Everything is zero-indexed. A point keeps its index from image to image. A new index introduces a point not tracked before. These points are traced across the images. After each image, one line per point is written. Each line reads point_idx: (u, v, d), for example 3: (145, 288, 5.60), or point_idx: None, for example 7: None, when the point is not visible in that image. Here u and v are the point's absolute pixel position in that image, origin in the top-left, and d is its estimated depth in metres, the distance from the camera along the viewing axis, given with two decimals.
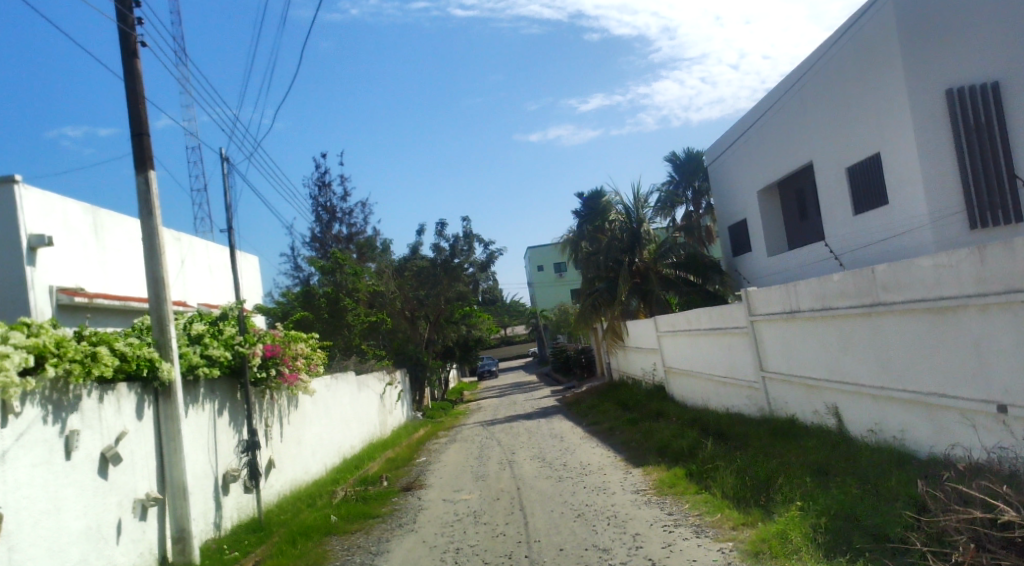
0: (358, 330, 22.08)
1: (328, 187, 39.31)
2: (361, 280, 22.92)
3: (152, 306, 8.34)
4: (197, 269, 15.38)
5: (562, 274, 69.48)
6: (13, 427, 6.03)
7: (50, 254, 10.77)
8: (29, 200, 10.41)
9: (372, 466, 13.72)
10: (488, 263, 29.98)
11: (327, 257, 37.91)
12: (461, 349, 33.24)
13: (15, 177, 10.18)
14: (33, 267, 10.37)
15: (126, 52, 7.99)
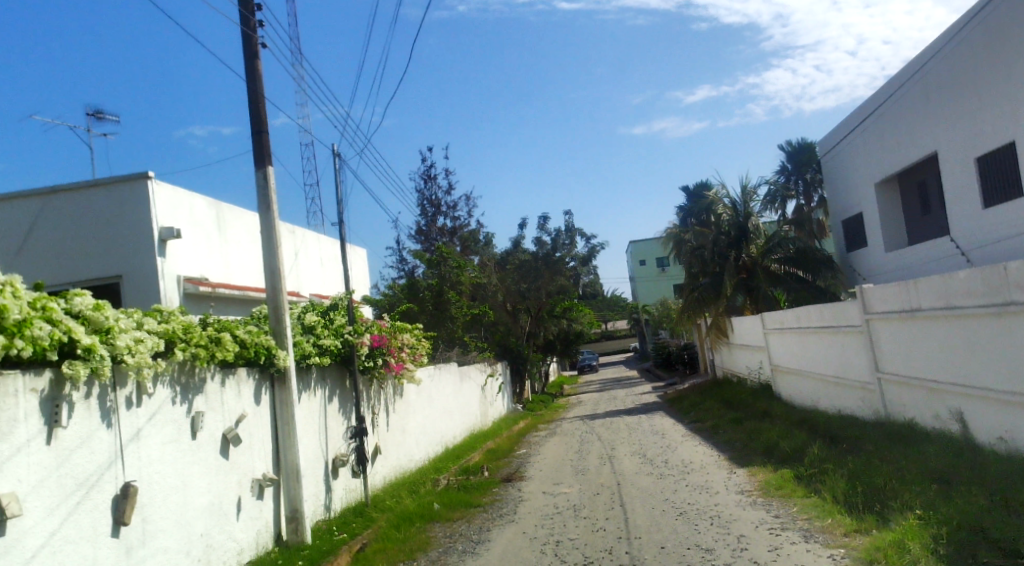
0: (461, 321, 22.44)
1: (433, 181, 40.09)
2: (465, 273, 23.33)
3: (269, 297, 8.74)
4: (309, 261, 16.02)
5: (665, 268, 68.56)
6: (145, 408, 7.07)
7: (178, 246, 11.46)
8: (160, 196, 11.08)
9: (473, 456, 13.96)
10: (588, 256, 29.78)
11: (431, 249, 38.70)
12: (561, 343, 33.24)
13: (149, 173, 10.86)
14: (164, 257, 11.08)
15: (248, 54, 8.37)
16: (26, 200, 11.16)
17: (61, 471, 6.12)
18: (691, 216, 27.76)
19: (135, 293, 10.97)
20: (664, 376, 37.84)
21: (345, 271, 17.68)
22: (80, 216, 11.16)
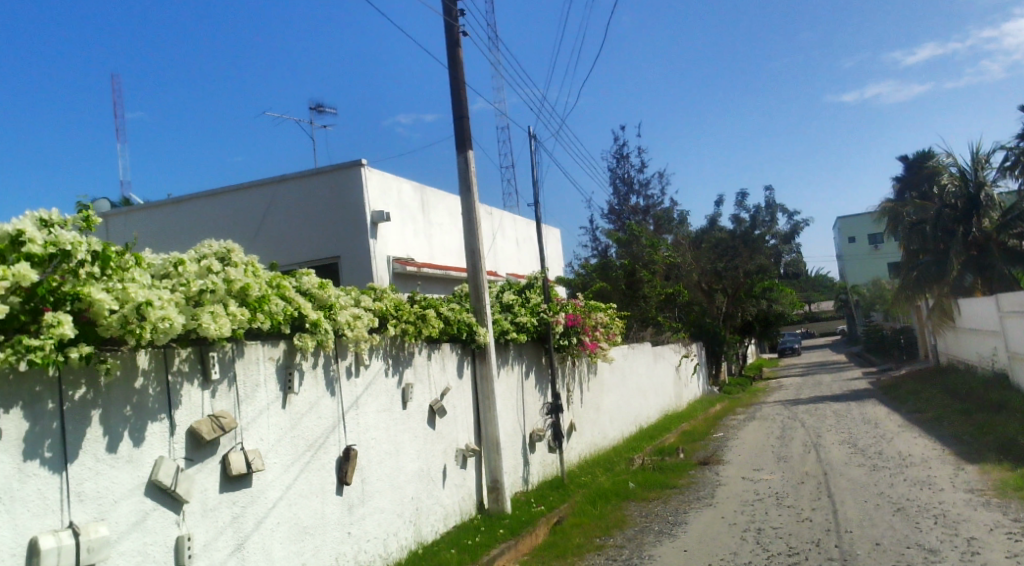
0: (655, 302, 22.19)
1: (625, 159, 39.64)
2: (658, 252, 22.98)
3: (470, 276, 9.15)
4: (506, 242, 16.54)
5: (879, 246, 63.80)
6: (362, 378, 8.03)
7: (388, 229, 12.27)
8: (371, 182, 11.90)
9: (668, 437, 13.84)
10: (793, 234, 29.97)
11: (623, 229, 38.46)
12: (761, 324, 31.84)
13: (362, 160, 11.65)
14: (376, 239, 11.93)
15: (451, 42, 8.72)
16: (258, 189, 12.39)
17: (294, 432, 7.26)
18: (910, 188, 25.40)
19: (352, 272, 11.89)
20: (875, 361, 35.14)
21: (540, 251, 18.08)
22: (302, 202, 12.19)
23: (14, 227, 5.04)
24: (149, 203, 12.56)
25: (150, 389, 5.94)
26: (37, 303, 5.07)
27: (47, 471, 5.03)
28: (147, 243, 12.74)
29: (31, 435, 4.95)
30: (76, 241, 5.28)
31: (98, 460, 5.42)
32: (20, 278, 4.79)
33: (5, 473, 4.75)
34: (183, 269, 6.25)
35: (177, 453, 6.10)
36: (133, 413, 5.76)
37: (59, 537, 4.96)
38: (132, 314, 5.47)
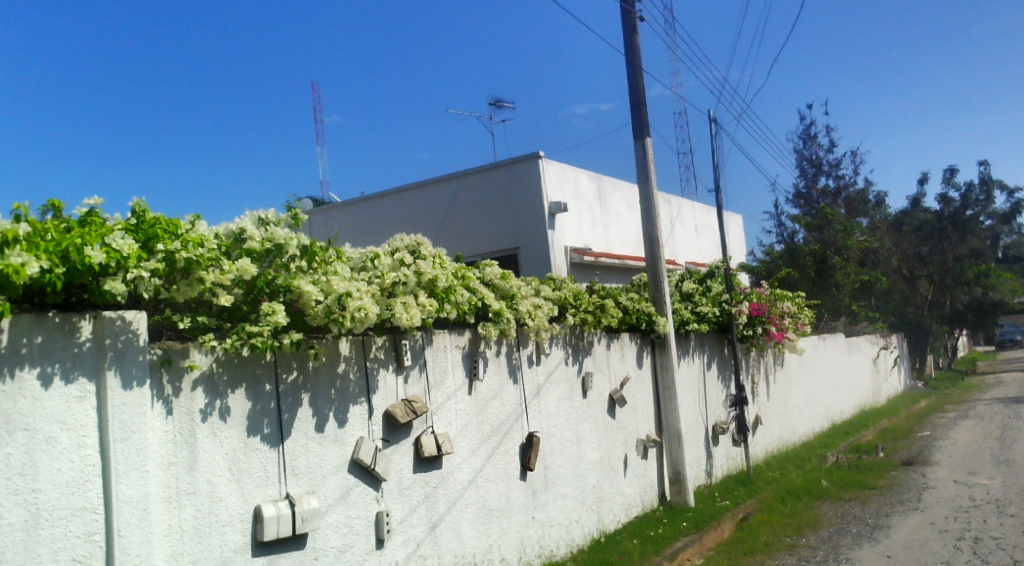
0: (848, 290, 20.85)
1: (813, 139, 36.71)
2: (852, 236, 21.49)
3: (649, 265, 9.17)
4: (685, 229, 16.21)
5: None
6: (544, 366, 8.34)
7: (565, 219, 12.43)
8: (548, 173, 12.09)
9: (866, 434, 12.98)
10: (1012, 213, 27.05)
11: (811, 214, 35.98)
12: (974, 314, 29.00)
13: (540, 152, 11.80)
14: (554, 229, 12.11)
15: (628, 28, 8.63)
16: (441, 184, 12.95)
17: (481, 416, 7.69)
18: None
19: (531, 263, 12.15)
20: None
21: (721, 237, 17.54)
22: (482, 196, 12.58)
23: (238, 225, 5.89)
24: (345, 200, 13.51)
25: (351, 374, 6.60)
26: (256, 294, 5.87)
27: (267, 446, 5.81)
28: (343, 238, 13.76)
29: (253, 414, 5.75)
30: (288, 237, 6.01)
31: (309, 438, 6.14)
32: (242, 272, 5.63)
33: (234, 446, 5.58)
34: (379, 262, 6.91)
35: (376, 434, 6.72)
36: (337, 397, 6.44)
37: (278, 507, 5.72)
38: (335, 304, 6.16)
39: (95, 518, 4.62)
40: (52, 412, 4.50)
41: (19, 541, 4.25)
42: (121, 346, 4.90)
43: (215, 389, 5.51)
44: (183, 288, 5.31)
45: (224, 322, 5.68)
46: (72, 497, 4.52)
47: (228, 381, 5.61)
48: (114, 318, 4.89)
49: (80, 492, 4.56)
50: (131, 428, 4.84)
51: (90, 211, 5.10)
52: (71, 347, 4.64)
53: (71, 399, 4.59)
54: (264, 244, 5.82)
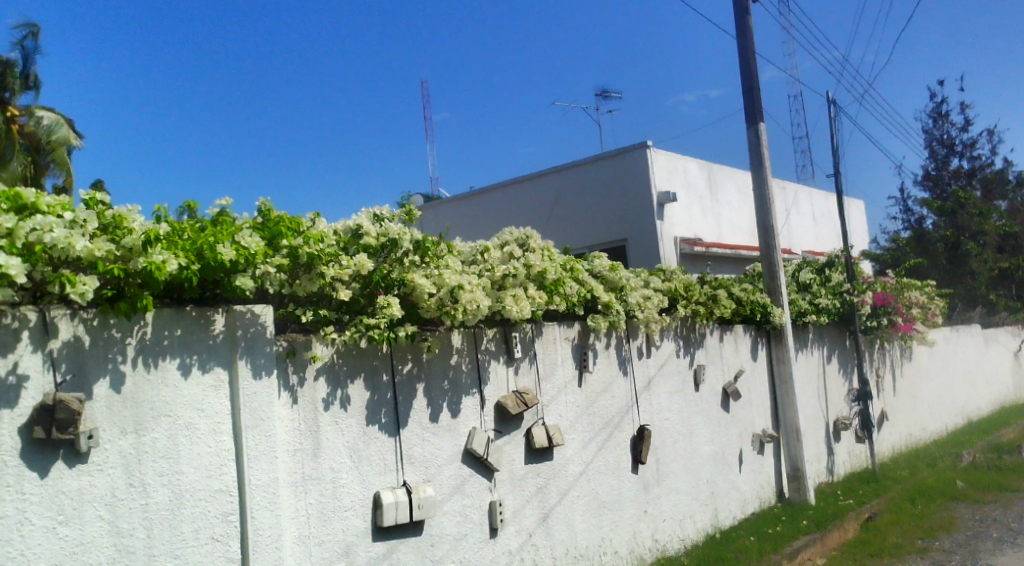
0: (986, 278, 19.50)
1: (943, 117, 34.07)
2: (990, 220, 20.02)
3: (763, 255, 9.16)
4: (802, 218, 15.63)
5: None
6: (654, 358, 8.39)
7: (674, 209, 12.21)
8: (656, 163, 11.92)
9: (1007, 433, 12.15)
10: None
11: (942, 198, 33.70)
12: None
13: (648, 142, 11.63)
14: (662, 220, 11.91)
15: (739, 11, 8.36)
16: (548, 177, 13.00)
17: (592, 409, 7.73)
18: None
19: (639, 254, 11.99)
20: None
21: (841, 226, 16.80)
22: (589, 187, 12.53)
23: (354, 222, 6.11)
24: (454, 195, 13.80)
25: (463, 366, 6.72)
26: (372, 288, 6.06)
27: (385, 435, 6.00)
28: (453, 233, 14.09)
29: (371, 403, 5.95)
30: (401, 233, 6.22)
31: (424, 428, 6.30)
32: (359, 266, 5.83)
33: (354, 434, 5.79)
34: (488, 256, 7.03)
35: (488, 424, 6.82)
36: (450, 388, 6.58)
37: (396, 494, 5.89)
38: (447, 297, 6.26)
39: (230, 500, 4.89)
40: (191, 400, 4.81)
41: (165, 519, 4.57)
42: (251, 337, 5.16)
43: (336, 379, 5.74)
44: (305, 283, 5.56)
45: (343, 314, 5.89)
46: (210, 479, 4.81)
47: (348, 372, 5.83)
48: (244, 311, 5.16)
49: (217, 475, 4.85)
50: (260, 416, 5.10)
51: (221, 210, 5.41)
52: (207, 339, 4.94)
53: (207, 388, 4.90)
54: (380, 240, 6.03)
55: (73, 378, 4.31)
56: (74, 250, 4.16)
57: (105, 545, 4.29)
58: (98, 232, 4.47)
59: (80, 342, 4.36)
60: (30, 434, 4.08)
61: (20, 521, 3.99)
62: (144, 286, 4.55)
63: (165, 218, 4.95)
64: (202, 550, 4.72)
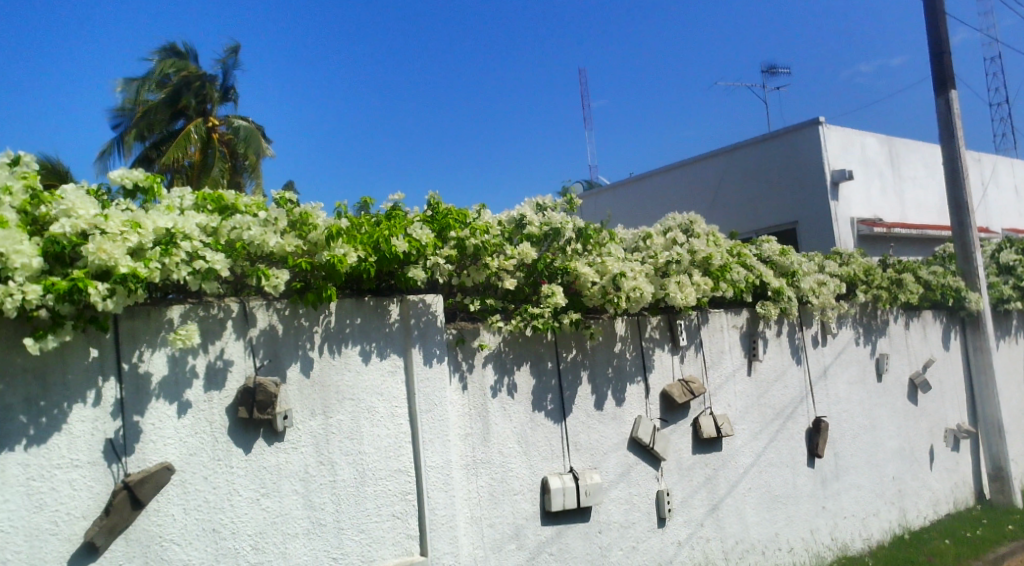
0: None
1: None
2: None
3: (957, 236, 8.54)
4: (1003, 193, 14.21)
5: None
6: (831, 347, 8.04)
7: (850, 188, 11.47)
8: (830, 139, 11.26)
9: None
10: None
11: None
12: None
13: (821, 118, 10.97)
14: (837, 200, 11.22)
15: None
16: (711, 160, 12.65)
17: (764, 400, 7.46)
18: None
19: (811, 238, 11.38)
20: None
21: None
22: (757, 168, 12.04)
23: (518, 212, 6.21)
24: (617, 182, 13.79)
25: (627, 353, 6.68)
26: (536, 277, 6.13)
27: (551, 422, 6.08)
28: (613, 220, 14.09)
29: (537, 390, 6.05)
30: (564, 221, 6.26)
31: (589, 416, 6.33)
32: (522, 256, 5.94)
33: (522, 420, 5.91)
34: (651, 242, 6.95)
35: (653, 413, 6.73)
36: (614, 375, 6.56)
37: (563, 479, 5.96)
38: (610, 285, 6.21)
39: (408, 480, 5.16)
40: (371, 384, 5.10)
41: (350, 495, 4.89)
42: (423, 326, 5.39)
43: (503, 366, 5.88)
44: (472, 274, 5.75)
45: (508, 303, 6.01)
46: (389, 460, 5.10)
47: (514, 359, 5.95)
48: (416, 301, 5.39)
49: (395, 456, 5.13)
50: (433, 400, 5.32)
51: (394, 206, 5.68)
52: (384, 328, 5.22)
53: (385, 373, 5.18)
54: (544, 229, 6.09)
55: (269, 362, 4.70)
56: (267, 246, 4.52)
57: (300, 517, 4.66)
58: (287, 229, 4.80)
59: (275, 330, 4.75)
60: (235, 413, 4.49)
61: (229, 492, 4.41)
62: (328, 278, 4.87)
63: (345, 213, 5.22)
64: (384, 525, 5.02)
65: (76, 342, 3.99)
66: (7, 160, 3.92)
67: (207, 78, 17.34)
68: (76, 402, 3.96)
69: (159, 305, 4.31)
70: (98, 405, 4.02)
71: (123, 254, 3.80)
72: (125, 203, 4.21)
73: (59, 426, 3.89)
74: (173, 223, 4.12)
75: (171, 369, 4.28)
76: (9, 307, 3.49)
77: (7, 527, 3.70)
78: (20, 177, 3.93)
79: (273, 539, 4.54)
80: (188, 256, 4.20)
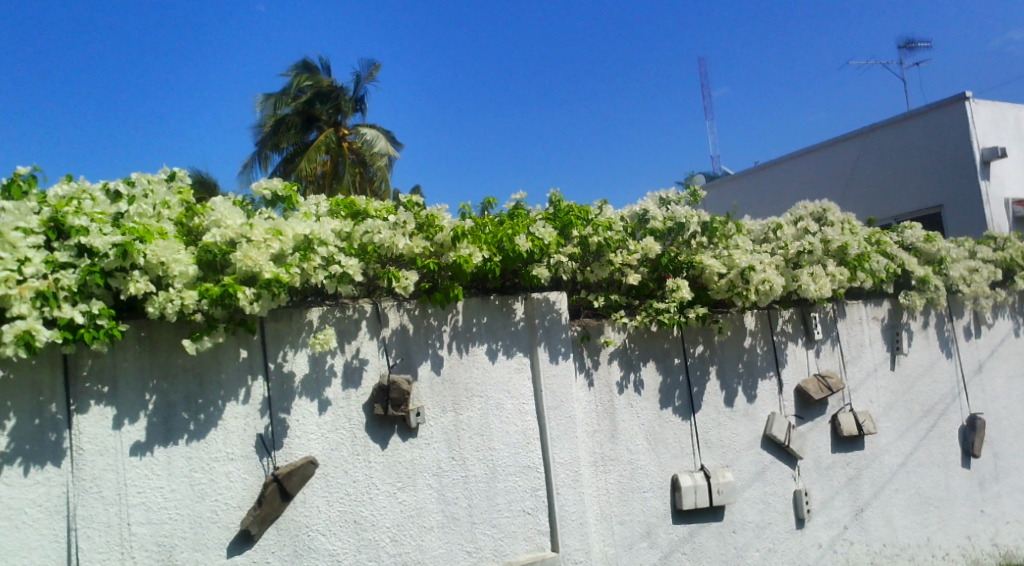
0: None
1: None
2: None
3: None
4: None
5: None
6: (986, 339, 7.60)
7: (1003, 166, 10.62)
8: (979, 115, 10.46)
9: None
10: None
11: None
12: None
13: (966, 93, 10.15)
14: (988, 180, 10.40)
15: None
16: (845, 144, 12.08)
17: (909, 395, 7.07)
18: None
19: (958, 221, 10.59)
20: None
21: None
22: (895, 149, 11.37)
23: (640, 207, 6.11)
24: (748, 170, 13.50)
25: (758, 348, 6.44)
26: (660, 272, 6.00)
27: (679, 418, 5.96)
28: (742, 211, 13.76)
29: (665, 387, 5.94)
30: (688, 215, 6.12)
31: (720, 412, 6.16)
32: (646, 250, 5.83)
33: (649, 417, 5.83)
34: (781, 233, 6.66)
35: (788, 410, 6.47)
36: (745, 370, 6.35)
37: (695, 477, 5.83)
38: (738, 278, 6.00)
39: (537, 476, 5.20)
40: (499, 381, 5.18)
41: (482, 490, 4.98)
42: (548, 323, 5.41)
43: (629, 362, 5.81)
44: (596, 270, 5.71)
45: (633, 299, 5.93)
46: (519, 456, 5.16)
47: (640, 355, 5.87)
48: (540, 299, 5.40)
49: (525, 452, 5.19)
50: (560, 397, 5.34)
51: (517, 205, 5.72)
52: (509, 326, 5.29)
53: (512, 370, 5.25)
54: (668, 223, 5.95)
55: (401, 361, 4.86)
56: (396, 248, 4.68)
57: (435, 510, 4.79)
58: (415, 232, 4.90)
59: (406, 330, 4.90)
60: (371, 410, 4.66)
61: (369, 485, 4.59)
62: (454, 278, 4.95)
63: (469, 214, 5.27)
64: (516, 521, 5.08)
65: (228, 344, 4.26)
66: (165, 177, 4.29)
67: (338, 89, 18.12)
68: (230, 399, 4.23)
69: (300, 307, 4.53)
70: (248, 401, 4.28)
71: (267, 260, 4.02)
72: (267, 212, 4.47)
73: (215, 422, 4.16)
74: (311, 230, 4.28)
75: (311, 368, 4.50)
76: (169, 312, 3.77)
77: (175, 516, 3.98)
78: (177, 192, 4.27)
79: (410, 532, 4.69)
80: (325, 261, 4.39)
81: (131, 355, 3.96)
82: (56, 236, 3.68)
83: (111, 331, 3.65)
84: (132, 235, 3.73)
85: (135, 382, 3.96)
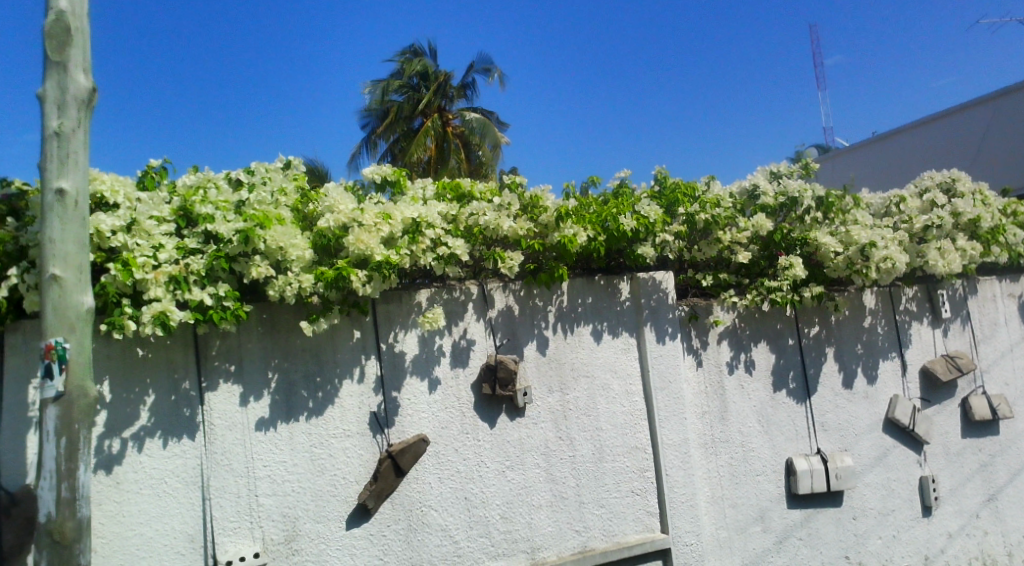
0: None
1: None
2: None
3: None
4: None
5: None
6: None
7: None
8: None
9: None
10: None
11: None
12: None
13: None
14: None
15: None
16: (972, 110, 11.33)
17: None
18: None
19: None
20: None
21: None
22: None
23: (750, 183, 5.88)
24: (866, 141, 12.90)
25: (879, 328, 6.13)
26: (772, 249, 5.77)
27: (793, 400, 5.75)
28: (860, 184, 13.20)
29: (778, 368, 5.75)
30: (801, 190, 5.77)
31: (837, 394, 5.90)
32: (757, 227, 5.63)
33: (762, 399, 5.65)
34: (905, 206, 6.20)
35: (912, 393, 6.14)
36: (864, 351, 6.06)
37: (810, 461, 5.62)
38: (857, 255, 5.71)
39: (646, 457, 5.16)
40: (605, 361, 5.15)
41: (590, 471, 4.98)
42: (654, 304, 5.31)
43: (739, 343, 5.64)
44: (704, 249, 5.56)
45: (743, 277, 5.75)
46: (626, 437, 5.12)
47: (751, 335, 5.69)
48: (646, 278, 5.32)
49: (632, 433, 5.14)
50: (668, 377, 5.25)
51: (621, 183, 5.60)
52: (615, 306, 5.24)
53: (618, 350, 5.20)
54: (780, 199, 5.68)
55: (508, 341, 4.89)
56: (502, 229, 4.67)
57: (543, 489, 4.82)
58: (519, 212, 4.89)
59: (512, 311, 4.92)
60: (479, 390, 4.73)
61: (479, 463, 4.65)
62: (558, 258, 4.96)
63: (573, 194, 5.23)
64: (625, 502, 5.05)
65: (342, 324, 4.41)
66: (281, 165, 4.40)
67: (446, 76, 18.46)
68: (345, 378, 4.38)
69: (409, 289, 4.63)
70: (363, 381, 4.42)
71: (377, 243, 4.14)
72: (377, 197, 4.56)
73: (333, 400, 4.32)
74: (419, 213, 4.38)
75: (421, 348, 4.60)
76: (289, 294, 3.93)
77: (298, 489, 4.17)
78: (292, 179, 4.39)
79: (520, 509, 4.73)
80: (433, 243, 4.46)
81: (256, 335, 4.16)
82: (185, 224, 3.91)
83: (237, 312, 3.82)
84: (253, 221, 3.89)
85: (258, 362, 4.16)
